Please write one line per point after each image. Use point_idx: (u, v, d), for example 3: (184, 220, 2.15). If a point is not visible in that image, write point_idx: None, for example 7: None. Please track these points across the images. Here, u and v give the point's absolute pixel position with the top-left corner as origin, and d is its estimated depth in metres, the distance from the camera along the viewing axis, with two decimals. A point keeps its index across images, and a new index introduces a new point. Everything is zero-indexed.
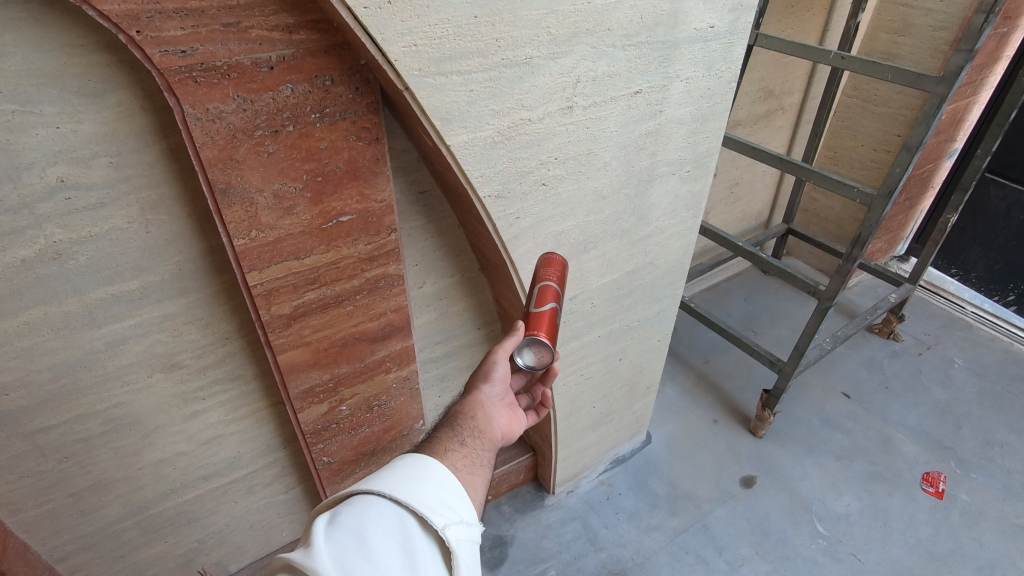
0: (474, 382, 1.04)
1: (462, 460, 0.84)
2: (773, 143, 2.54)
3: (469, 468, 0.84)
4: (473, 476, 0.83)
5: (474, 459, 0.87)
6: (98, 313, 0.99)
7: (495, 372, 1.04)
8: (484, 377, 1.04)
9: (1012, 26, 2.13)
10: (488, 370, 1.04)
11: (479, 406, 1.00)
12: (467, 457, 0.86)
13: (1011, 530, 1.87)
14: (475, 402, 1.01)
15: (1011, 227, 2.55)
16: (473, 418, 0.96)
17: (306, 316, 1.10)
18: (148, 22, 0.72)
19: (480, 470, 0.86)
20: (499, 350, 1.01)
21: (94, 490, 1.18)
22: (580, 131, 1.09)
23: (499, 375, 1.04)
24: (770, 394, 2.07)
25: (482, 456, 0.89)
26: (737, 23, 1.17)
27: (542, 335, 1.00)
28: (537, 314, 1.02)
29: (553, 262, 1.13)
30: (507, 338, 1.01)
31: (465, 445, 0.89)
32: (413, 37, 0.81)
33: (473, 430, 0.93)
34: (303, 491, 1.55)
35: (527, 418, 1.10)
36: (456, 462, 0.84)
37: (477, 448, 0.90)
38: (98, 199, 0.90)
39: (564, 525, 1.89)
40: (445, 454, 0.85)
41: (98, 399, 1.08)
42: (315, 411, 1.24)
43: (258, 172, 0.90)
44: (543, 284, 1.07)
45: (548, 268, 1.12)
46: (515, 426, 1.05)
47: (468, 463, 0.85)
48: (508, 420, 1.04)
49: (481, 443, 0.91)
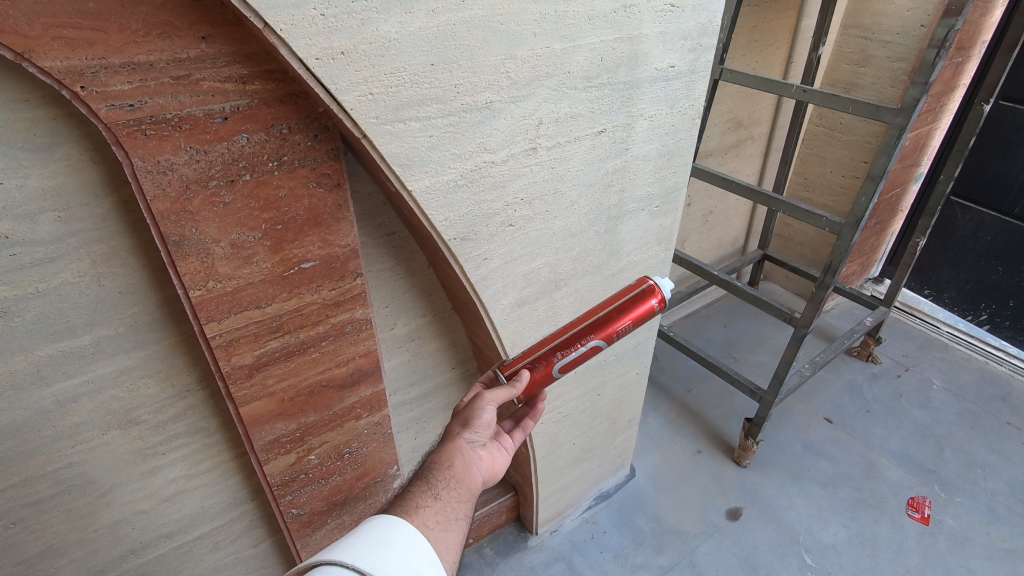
0: (455, 422, 0.96)
1: (434, 517, 0.81)
2: (744, 172, 2.59)
3: (442, 525, 0.81)
4: (445, 534, 0.80)
5: (448, 514, 0.83)
6: (47, 371, 0.95)
7: (481, 417, 0.95)
8: (462, 421, 0.95)
9: (965, 56, 2.20)
10: (473, 416, 0.95)
11: (458, 452, 0.93)
12: (441, 513, 0.83)
13: (998, 555, 1.85)
14: (455, 449, 0.93)
15: (978, 248, 2.60)
16: (450, 467, 0.91)
17: (269, 364, 1.06)
18: (93, 77, 0.70)
19: (454, 525, 0.83)
20: (490, 396, 0.95)
21: (44, 556, 1.12)
22: (546, 170, 1.09)
23: (484, 419, 0.96)
24: (752, 423, 2.05)
25: (457, 509, 0.85)
26: (697, 62, 1.19)
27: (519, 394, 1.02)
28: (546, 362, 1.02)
29: (645, 312, 1.04)
30: (500, 388, 0.97)
31: (440, 500, 0.85)
32: (369, 85, 0.80)
33: (449, 482, 0.88)
34: (273, 544, 1.49)
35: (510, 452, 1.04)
36: (426, 519, 0.80)
37: (452, 501, 0.86)
38: (45, 255, 0.87)
39: (549, 566, 1.83)
40: (416, 511, 0.81)
41: (48, 460, 1.03)
42: (281, 461, 1.20)
43: (214, 222, 0.87)
44: (600, 342, 1.02)
45: (631, 321, 1.03)
46: (499, 467, 0.98)
47: (440, 520, 0.81)
48: (490, 461, 0.97)
49: (457, 496, 0.87)
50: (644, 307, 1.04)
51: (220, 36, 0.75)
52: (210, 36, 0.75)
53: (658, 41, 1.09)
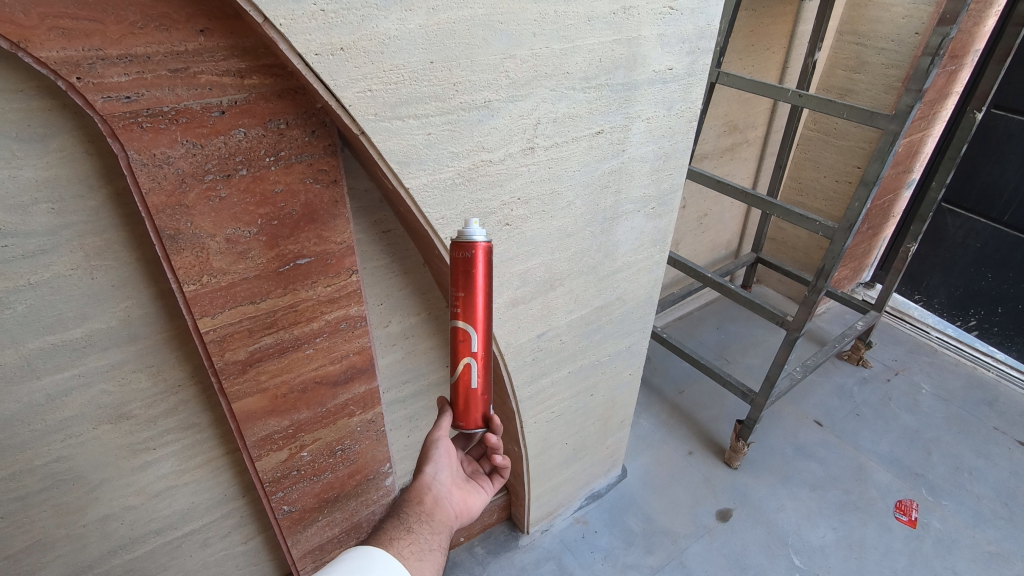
0: (420, 462, 1.02)
1: (408, 547, 0.85)
2: (739, 175, 2.60)
3: (417, 555, 0.85)
4: (422, 563, 0.84)
5: (422, 545, 0.87)
6: (38, 364, 0.94)
7: (439, 451, 1.01)
8: (425, 458, 1.02)
9: (959, 63, 2.22)
10: (429, 451, 1.01)
11: (426, 488, 0.99)
12: (415, 544, 0.87)
13: (983, 558, 1.88)
14: (421, 485, 0.99)
15: (968, 255, 2.63)
16: (419, 502, 0.96)
17: (263, 360, 1.06)
18: (90, 68, 0.70)
19: (429, 555, 0.86)
20: (438, 429, 1.02)
21: (31, 551, 1.11)
22: (542, 170, 1.09)
23: (443, 452, 1.02)
24: (743, 425, 2.06)
25: (430, 541, 0.89)
26: (695, 65, 1.20)
27: (467, 422, 0.99)
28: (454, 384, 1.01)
29: (467, 265, 0.91)
30: (440, 418, 1.02)
31: (412, 533, 0.89)
32: (368, 82, 0.80)
33: (420, 516, 0.93)
34: (263, 541, 1.48)
35: (486, 490, 1.07)
36: (402, 550, 0.85)
37: (425, 533, 0.90)
38: (38, 247, 0.86)
39: (539, 565, 1.84)
40: (391, 543, 0.86)
41: (37, 455, 1.02)
42: (273, 458, 1.19)
43: (209, 217, 0.87)
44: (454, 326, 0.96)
45: (453, 286, 0.94)
46: (471, 501, 1.03)
47: (415, 551, 0.86)
48: (462, 496, 1.02)
49: (429, 527, 0.92)
50: (461, 265, 0.92)
51: (218, 30, 0.75)
52: (209, 29, 0.74)
53: (656, 44, 1.10)
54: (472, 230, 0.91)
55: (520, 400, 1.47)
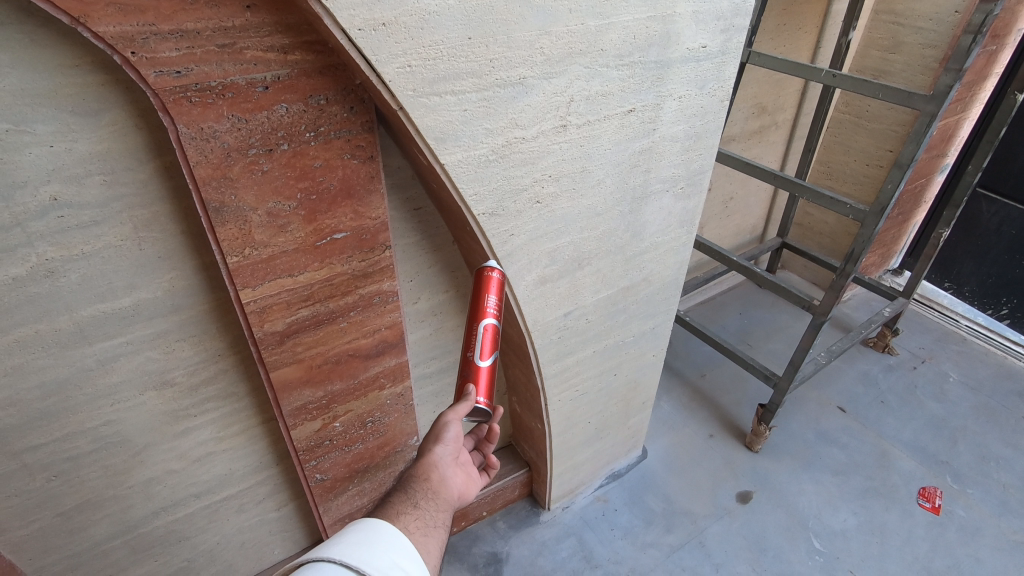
0: (427, 441, 1.04)
1: (414, 522, 0.85)
2: (766, 158, 2.57)
3: (422, 529, 0.85)
4: (426, 538, 0.84)
5: (427, 521, 0.87)
6: (90, 331, 0.99)
7: (449, 434, 1.03)
8: (434, 437, 1.03)
9: (1000, 44, 2.15)
10: (441, 431, 1.03)
11: (432, 467, 1.00)
12: (420, 519, 0.87)
13: (1008, 546, 1.86)
14: (429, 463, 1.01)
15: (1002, 242, 2.58)
16: (426, 480, 0.97)
17: (300, 332, 1.09)
18: (143, 43, 0.72)
19: (433, 531, 0.86)
20: (451, 413, 1.01)
21: (82, 509, 1.17)
22: (574, 148, 1.09)
23: (452, 436, 1.04)
24: (765, 409, 2.06)
25: (435, 518, 0.89)
26: (729, 43, 1.19)
27: (481, 399, 1.02)
28: (471, 366, 1.02)
29: (492, 282, 1.05)
30: (457, 403, 1.01)
31: (418, 508, 0.89)
32: (408, 57, 0.81)
33: (427, 492, 0.94)
34: (295, 508, 1.54)
35: (480, 479, 1.10)
36: (408, 524, 0.84)
37: (430, 510, 0.91)
38: (90, 218, 0.90)
39: (560, 541, 1.87)
40: (398, 517, 0.85)
41: (88, 417, 1.07)
42: (307, 427, 1.23)
43: (252, 190, 0.90)
44: (483, 324, 1.02)
45: (489, 293, 1.04)
46: (470, 485, 1.05)
47: (420, 526, 0.86)
48: (463, 480, 1.04)
49: (435, 505, 0.92)
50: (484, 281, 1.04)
51: (264, 6, 0.77)
52: (255, 5, 0.76)
53: (690, 21, 1.09)
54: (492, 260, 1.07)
55: (545, 378, 1.49)
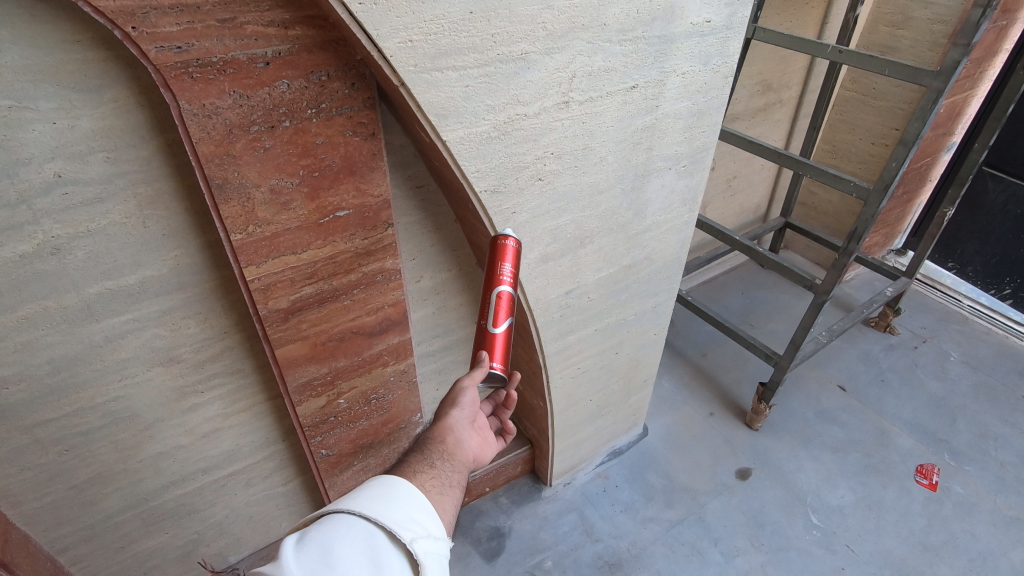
0: (444, 405, 1.07)
1: (430, 480, 0.86)
2: (770, 137, 2.54)
3: (438, 488, 0.86)
4: (442, 496, 0.85)
5: (443, 480, 0.89)
6: (97, 307, 1.00)
7: (465, 399, 1.06)
8: (451, 401, 1.06)
9: (1011, 19, 2.12)
10: (457, 396, 1.05)
11: (448, 430, 1.02)
12: (436, 478, 0.88)
13: (1003, 521, 1.89)
14: (445, 426, 1.03)
15: (1008, 221, 2.56)
16: (442, 442, 0.98)
17: (304, 310, 1.10)
18: (144, 18, 0.72)
19: (448, 491, 0.87)
20: (467, 379, 1.03)
21: (94, 482, 1.20)
22: (575, 125, 1.09)
23: (468, 401, 1.06)
24: (766, 387, 2.07)
25: (450, 478, 0.91)
26: (734, 17, 1.17)
27: (496, 365, 1.03)
28: (486, 333, 1.03)
29: (507, 251, 1.05)
30: (473, 369, 1.03)
31: (435, 468, 0.91)
32: (410, 32, 0.81)
33: (442, 454, 0.95)
34: (301, 483, 1.57)
35: (495, 443, 1.12)
36: (424, 482, 0.86)
37: (447, 470, 0.92)
38: (95, 195, 0.90)
39: (562, 516, 1.91)
40: (414, 475, 0.87)
41: (97, 393, 1.09)
42: (312, 404, 1.25)
43: (255, 167, 0.90)
44: (496, 292, 1.03)
45: (505, 262, 1.04)
46: (485, 449, 1.07)
47: (436, 484, 0.87)
48: (478, 443, 1.06)
49: (451, 466, 0.93)
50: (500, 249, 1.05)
51: None
52: None
53: None
54: (508, 229, 1.07)
55: (547, 355, 1.50)
